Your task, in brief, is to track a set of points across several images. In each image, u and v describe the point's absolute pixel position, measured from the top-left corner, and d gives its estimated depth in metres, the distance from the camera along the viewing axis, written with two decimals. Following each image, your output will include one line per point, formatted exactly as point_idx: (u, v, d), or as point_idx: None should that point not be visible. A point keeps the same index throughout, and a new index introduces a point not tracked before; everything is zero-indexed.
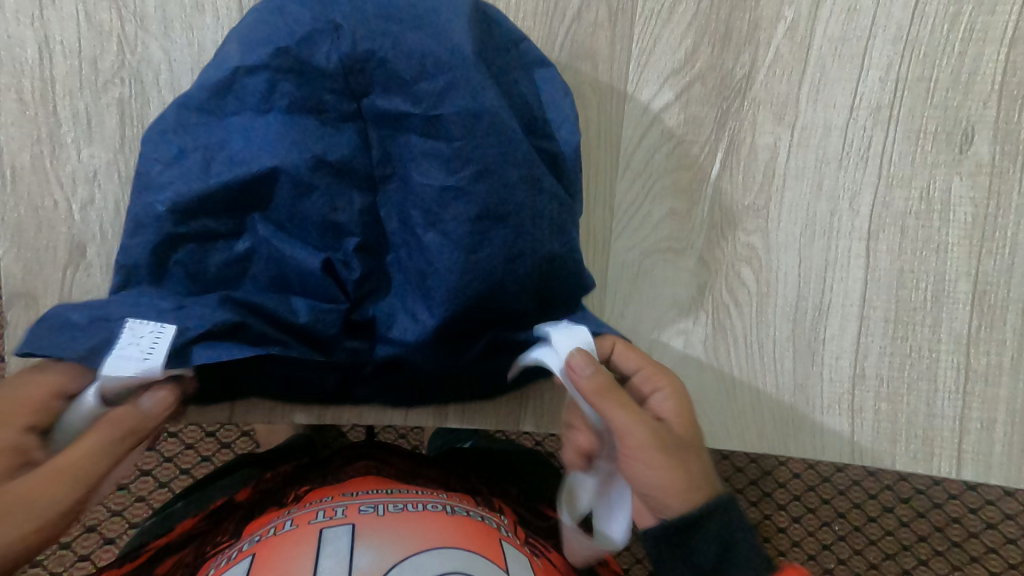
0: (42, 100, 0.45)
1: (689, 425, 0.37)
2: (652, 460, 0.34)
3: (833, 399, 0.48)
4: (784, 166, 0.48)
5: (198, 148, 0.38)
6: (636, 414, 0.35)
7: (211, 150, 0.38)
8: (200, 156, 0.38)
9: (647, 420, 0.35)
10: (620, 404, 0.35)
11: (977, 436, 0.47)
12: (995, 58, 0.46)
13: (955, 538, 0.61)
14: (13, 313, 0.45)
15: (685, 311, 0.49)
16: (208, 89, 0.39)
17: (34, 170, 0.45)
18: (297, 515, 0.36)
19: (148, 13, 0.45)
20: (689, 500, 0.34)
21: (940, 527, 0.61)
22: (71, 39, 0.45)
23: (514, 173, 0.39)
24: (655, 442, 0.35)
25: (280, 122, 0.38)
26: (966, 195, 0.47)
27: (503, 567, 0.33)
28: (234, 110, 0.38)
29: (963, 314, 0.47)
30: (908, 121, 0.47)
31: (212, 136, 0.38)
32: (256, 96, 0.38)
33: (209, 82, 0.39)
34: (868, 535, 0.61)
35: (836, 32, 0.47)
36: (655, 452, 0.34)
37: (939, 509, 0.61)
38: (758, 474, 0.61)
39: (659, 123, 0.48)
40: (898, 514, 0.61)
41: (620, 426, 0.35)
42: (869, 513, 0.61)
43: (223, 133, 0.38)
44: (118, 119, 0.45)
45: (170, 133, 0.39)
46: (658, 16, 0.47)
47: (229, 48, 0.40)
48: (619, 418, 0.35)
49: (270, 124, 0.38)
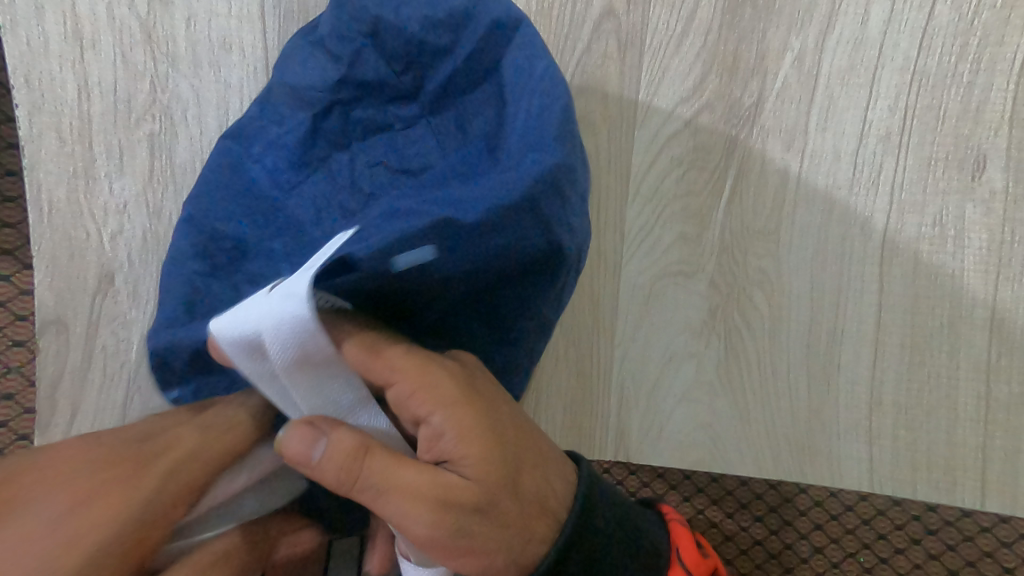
0: (79, 137, 0.47)
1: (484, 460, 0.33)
2: (450, 553, 0.32)
3: (850, 425, 0.48)
4: (795, 194, 0.48)
5: (258, 175, 0.43)
6: (411, 497, 0.32)
7: (307, 197, 0.42)
8: (295, 197, 0.42)
9: (434, 505, 0.32)
10: (387, 491, 0.32)
11: (1000, 466, 0.46)
12: (1004, 88, 0.46)
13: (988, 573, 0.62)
14: (45, 340, 0.47)
15: (696, 335, 0.49)
16: (262, 125, 0.44)
17: (68, 204, 0.47)
18: None
19: (179, 53, 0.48)
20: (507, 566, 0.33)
21: (972, 561, 0.62)
22: (107, 79, 0.47)
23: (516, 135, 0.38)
24: (467, 521, 0.32)
25: (370, 151, 0.43)
26: (980, 221, 0.46)
27: None
28: (285, 138, 0.43)
29: (981, 341, 0.46)
30: (918, 148, 0.47)
31: (269, 162, 0.43)
32: (334, 137, 0.43)
33: (282, 138, 0.43)
34: (897, 568, 0.62)
35: (843, 62, 0.47)
36: (475, 526, 0.32)
37: (972, 544, 0.62)
38: (748, 498, 0.63)
39: (668, 151, 0.49)
40: (926, 547, 0.62)
41: (397, 517, 0.32)
42: (897, 545, 0.63)
43: (281, 157, 0.43)
44: (148, 153, 0.48)
45: (227, 168, 0.43)
46: (667, 47, 0.49)
47: (273, 90, 0.44)
48: (420, 528, 0.32)
49: (357, 160, 0.43)
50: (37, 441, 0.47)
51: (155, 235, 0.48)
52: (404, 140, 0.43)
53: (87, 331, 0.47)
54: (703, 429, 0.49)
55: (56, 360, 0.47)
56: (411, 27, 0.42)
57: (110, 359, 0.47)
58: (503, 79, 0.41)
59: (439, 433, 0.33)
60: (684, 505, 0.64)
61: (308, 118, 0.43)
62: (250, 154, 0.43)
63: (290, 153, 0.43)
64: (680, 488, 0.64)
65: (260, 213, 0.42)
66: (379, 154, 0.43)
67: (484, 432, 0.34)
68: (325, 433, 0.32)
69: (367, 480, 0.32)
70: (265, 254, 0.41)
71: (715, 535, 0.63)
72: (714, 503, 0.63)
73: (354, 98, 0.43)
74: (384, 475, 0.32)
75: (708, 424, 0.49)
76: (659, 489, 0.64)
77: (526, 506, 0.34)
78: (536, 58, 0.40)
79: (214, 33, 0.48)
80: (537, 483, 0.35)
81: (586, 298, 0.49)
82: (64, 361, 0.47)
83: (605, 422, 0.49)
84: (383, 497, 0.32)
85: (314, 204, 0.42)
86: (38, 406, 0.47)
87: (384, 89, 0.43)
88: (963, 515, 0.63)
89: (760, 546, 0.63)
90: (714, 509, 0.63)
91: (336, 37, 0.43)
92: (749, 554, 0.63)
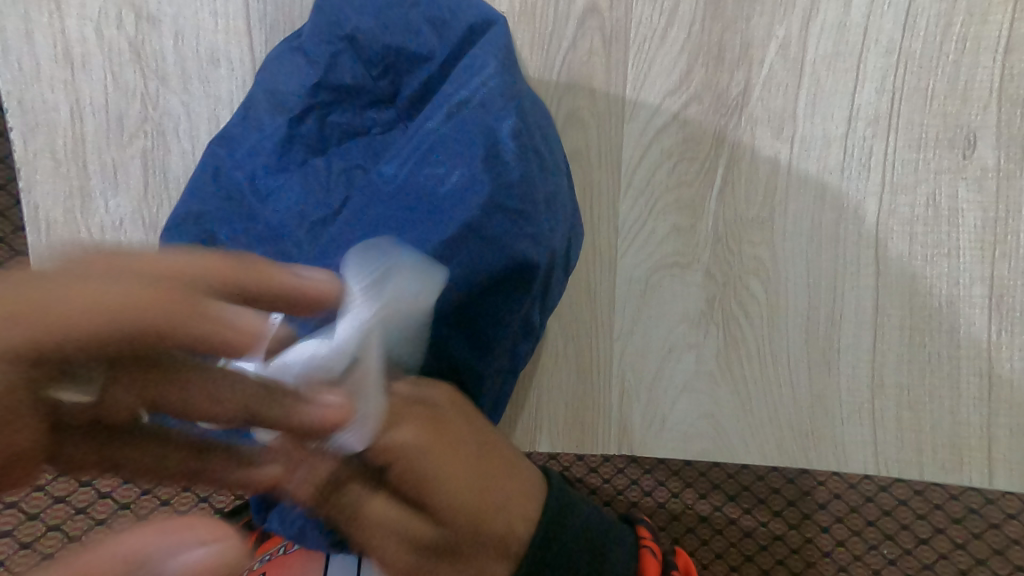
0: (74, 157, 0.47)
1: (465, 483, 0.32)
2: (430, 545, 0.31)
3: (853, 409, 0.48)
4: (786, 180, 0.48)
5: (235, 188, 0.43)
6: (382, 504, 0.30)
7: (282, 205, 0.42)
8: (271, 204, 0.42)
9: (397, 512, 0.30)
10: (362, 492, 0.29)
11: (1007, 443, 0.46)
12: (991, 65, 0.46)
13: (1016, 560, 0.62)
14: None
15: (694, 326, 0.49)
16: (244, 131, 0.44)
17: (66, 223, 0.47)
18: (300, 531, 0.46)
19: (169, 70, 0.48)
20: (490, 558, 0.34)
21: (998, 549, 0.62)
22: (99, 99, 0.48)
23: (477, 129, 0.40)
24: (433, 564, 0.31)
25: (345, 154, 0.43)
26: (974, 199, 0.47)
27: None
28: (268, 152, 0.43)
29: (981, 319, 0.46)
30: (908, 129, 0.47)
31: (246, 176, 0.43)
32: (313, 143, 0.43)
33: (262, 144, 0.43)
34: (922, 559, 0.62)
35: (828, 47, 0.48)
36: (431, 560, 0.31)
37: (997, 531, 0.62)
38: (765, 493, 0.63)
39: (656, 144, 0.49)
40: (951, 536, 0.62)
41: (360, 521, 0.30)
42: (920, 535, 0.62)
43: (259, 171, 0.43)
44: (141, 170, 0.48)
45: (212, 183, 0.43)
46: (651, 41, 0.49)
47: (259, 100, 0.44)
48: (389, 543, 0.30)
49: (333, 164, 0.43)
50: None
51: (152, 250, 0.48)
52: (382, 143, 0.43)
53: None
54: (707, 420, 0.49)
55: None
56: (390, 35, 0.43)
57: None
58: (447, 89, 0.42)
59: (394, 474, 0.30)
60: (701, 503, 0.63)
61: (286, 124, 0.43)
62: (231, 160, 0.43)
63: (268, 160, 0.43)
64: (696, 485, 0.64)
65: (235, 220, 0.42)
66: (355, 158, 0.43)
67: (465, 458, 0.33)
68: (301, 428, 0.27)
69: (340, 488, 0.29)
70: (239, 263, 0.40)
71: (734, 531, 0.63)
72: (731, 499, 0.63)
73: (331, 104, 0.43)
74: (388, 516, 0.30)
75: (712, 416, 0.49)
76: (675, 488, 0.64)
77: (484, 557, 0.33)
78: (483, 63, 0.42)
79: (202, 48, 0.48)
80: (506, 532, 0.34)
81: (583, 294, 0.49)
82: None
83: (607, 418, 0.49)
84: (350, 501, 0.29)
85: (290, 209, 0.41)
86: None
87: (361, 94, 0.44)
88: (987, 502, 0.62)
89: (780, 541, 0.63)
90: (731, 505, 0.63)
91: (316, 44, 0.43)
92: (769, 549, 0.63)
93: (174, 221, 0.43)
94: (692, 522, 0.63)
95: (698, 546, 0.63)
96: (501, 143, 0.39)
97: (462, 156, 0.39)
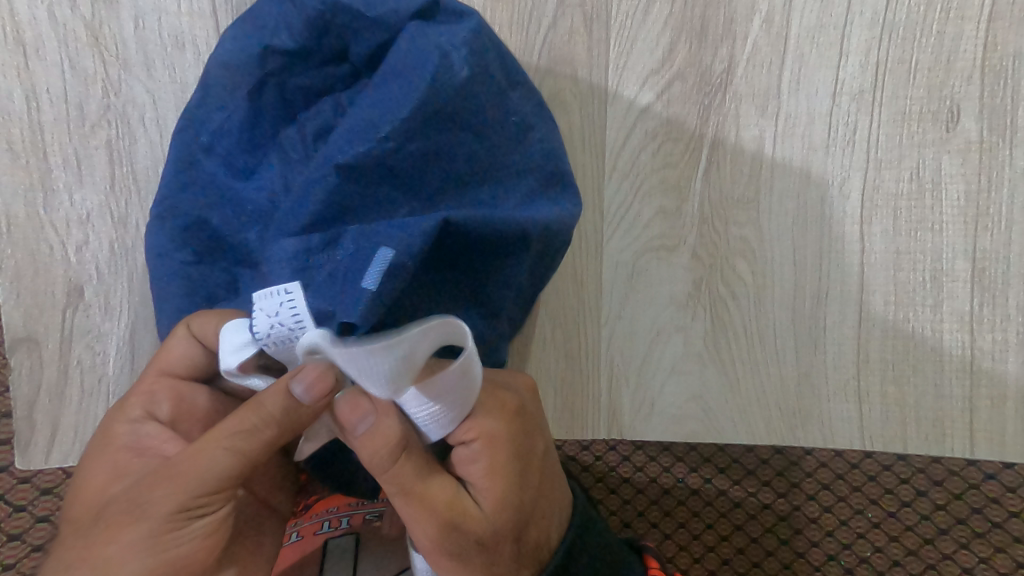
0: (32, 148, 0.45)
1: (504, 499, 0.35)
2: (463, 545, 0.35)
3: (838, 386, 0.48)
4: (772, 159, 0.48)
5: (218, 183, 0.42)
6: (439, 499, 0.34)
7: (264, 183, 0.42)
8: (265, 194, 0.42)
9: (445, 512, 0.34)
10: (440, 481, 0.35)
11: (988, 415, 0.47)
12: (975, 35, 0.46)
13: (994, 519, 0.63)
14: (17, 358, 0.46)
15: (682, 309, 0.49)
16: (221, 124, 0.42)
17: (27, 217, 0.45)
18: (302, 527, 0.47)
19: (131, 55, 0.46)
20: (514, 561, 0.36)
21: (977, 508, 0.63)
22: (56, 86, 0.45)
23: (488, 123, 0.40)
24: (467, 551, 0.35)
25: (315, 118, 0.42)
26: (958, 172, 0.46)
27: None
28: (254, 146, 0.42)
29: (964, 292, 0.47)
30: (892, 104, 0.47)
31: (225, 174, 0.42)
32: (300, 128, 0.42)
33: (245, 134, 0.42)
34: (904, 521, 0.63)
35: (811, 21, 0.47)
36: (461, 548, 0.35)
37: (976, 492, 0.63)
38: (754, 464, 0.64)
39: (642, 124, 0.48)
40: (932, 498, 0.63)
41: (410, 514, 0.34)
42: (903, 498, 0.63)
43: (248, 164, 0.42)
44: (107, 160, 0.46)
45: (196, 179, 0.42)
46: (633, 17, 0.48)
47: (222, 85, 0.42)
48: (424, 533, 0.34)
49: (306, 132, 0.42)
50: (19, 460, 0.47)
51: (122, 244, 0.46)
52: (350, 97, 0.42)
53: (59, 347, 0.46)
54: (696, 401, 0.49)
55: (29, 377, 0.46)
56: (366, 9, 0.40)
57: (87, 374, 0.46)
58: (394, 59, 0.40)
59: (477, 459, 0.36)
60: (692, 476, 0.64)
61: (248, 100, 0.42)
62: (207, 149, 0.43)
63: (239, 138, 0.42)
64: (686, 459, 0.64)
65: (224, 208, 0.42)
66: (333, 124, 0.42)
67: (536, 470, 0.37)
68: (371, 412, 0.33)
69: (397, 471, 0.34)
70: (244, 253, 0.42)
71: (724, 503, 0.64)
72: (721, 472, 0.64)
73: (288, 67, 0.41)
74: (448, 506, 0.34)
75: (701, 397, 0.49)
76: (665, 463, 0.64)
77: (519, 559, 0.36)
78: (444, 38, 0.40)
79: (165, 32, 0.46)
80: (530, 542, 0.37)
81: (569, 279, 0.49)
82: (39, 378, 0.46)
83: (597, 402, 0.49)
84: (416, 487, 0.34)
85: (275, 183, 0.42)
86: (16, 427, 0.46)
87: (344, 76, 0.42)
88: (967, 464, 0.64)
89: (768, 510, 0.63)
90: (721, 477, 0.64)
91: (281, 25, 0.41)
92: (757, 518, 0.63)
93: (171, 201, 0.42)
94: (684, 494, 0.64)
95: (690, 518, 0.64)
96: (481, 130, 0.41)
97: (443, 134, 0.39)
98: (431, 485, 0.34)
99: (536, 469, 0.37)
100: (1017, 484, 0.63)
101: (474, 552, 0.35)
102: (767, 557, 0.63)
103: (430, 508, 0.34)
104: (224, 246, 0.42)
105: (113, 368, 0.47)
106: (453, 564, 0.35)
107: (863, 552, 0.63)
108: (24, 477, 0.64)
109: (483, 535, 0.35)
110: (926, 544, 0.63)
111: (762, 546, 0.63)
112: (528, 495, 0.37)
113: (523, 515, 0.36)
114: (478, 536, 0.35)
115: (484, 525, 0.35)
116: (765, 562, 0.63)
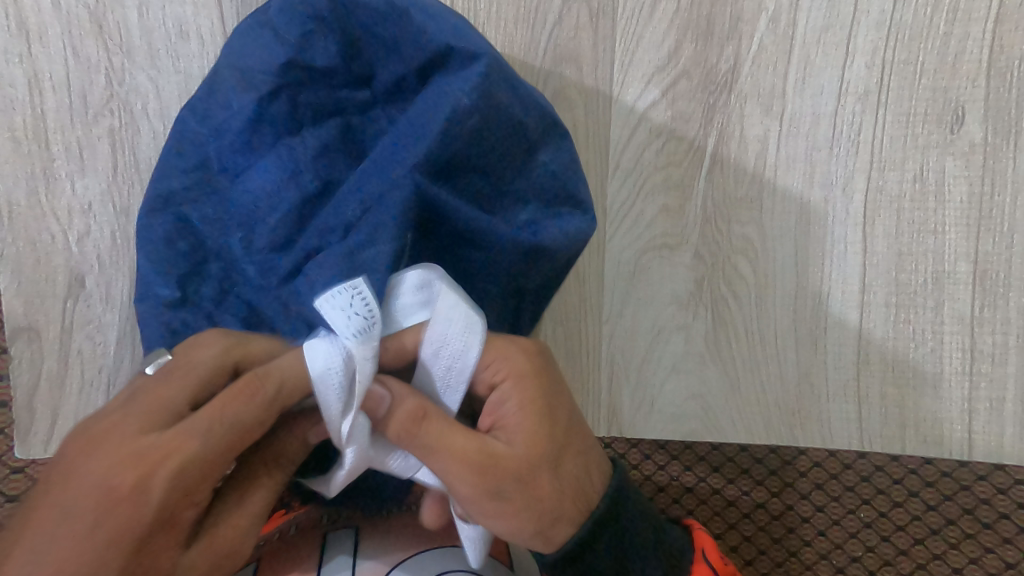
0: (35, 136, 0.45)
1: (534, 440, 0.35)
2: (503, 491, 0.34)
3: (838, 387, 0.48)
4: (775, 159, 0.48)
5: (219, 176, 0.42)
6: (469, 453, 0.34)
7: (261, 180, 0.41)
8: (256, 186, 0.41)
9: (478, 464, 0.34)
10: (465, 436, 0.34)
11: (986, 417, 0.47)
12: (981, 37, 0.46)
13: (985, 520, 0.63)
14: (17, 347, 0.46)
15: (684, 308, 0.49)
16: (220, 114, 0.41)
17: (29, 206, 0.45)
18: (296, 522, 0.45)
19: (135, 44, 0.46)
20: (555, 500, 0.36)
21: (970, 509, 0.63)
22: (59, 73, 0.45)
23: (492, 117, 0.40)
24: (507, 494, 0.34)
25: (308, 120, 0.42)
26: (961, 174, 0.46)
27: (534, 543, 0.36)
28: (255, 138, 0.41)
29: (965, 295, 0.47)
30: (896, 105, 0.47)
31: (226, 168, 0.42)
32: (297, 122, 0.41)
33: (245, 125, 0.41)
34: (897, 520, 0.63)
35: (818, 21, 0.47)
36: (503, 493, 0.34)
37: (968, 493, 0.63)
38: (749, 463, 0.64)
39: (646, 122, 0.48)
40: (924, 499, 0.63)
41: (445, 471, 0.34)
42: (896, 499, 0.63)
43: (248, 158, 0.41)
44: (109, 150, 0.46)
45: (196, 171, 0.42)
46: (638, 14, 0.47)
47: (224, 75, 0.41)
48: (464, 488, 0.34)
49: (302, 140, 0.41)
50: (18, 449, 0.47)
51: (123, 234, 0.46)
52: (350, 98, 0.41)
53: (59, 337, 0.46)
54: (695, 400, 0.49)
55: (29, 366, 0.46)
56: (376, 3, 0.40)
57: (87, 364, 0.46)
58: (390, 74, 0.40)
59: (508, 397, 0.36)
60: (687, 475, 0.64)
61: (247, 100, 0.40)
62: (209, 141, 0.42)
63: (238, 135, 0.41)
64: (682, 458, 0.64)
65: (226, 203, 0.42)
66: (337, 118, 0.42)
67: (559, 412, 0.37)
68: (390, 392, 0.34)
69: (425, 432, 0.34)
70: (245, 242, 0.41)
71: (718, 501, 0.64)
72: (715, 470, 0.64)
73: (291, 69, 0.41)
74: (479, 454, 0.34)
75: (700, 395, 0.49)
76: (660, 461, 0.64)
77: (558, 494, 0.36)
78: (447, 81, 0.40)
79: (169, 22, 0.46)
80: (568, 477, 0.36)
81: (571, 277, 0.49)
82: (39, 367, 0.46)
83: (597, 400, 0.50)
84: (443, 446, 0.34)
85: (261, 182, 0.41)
86: (16, 416, 0.46)
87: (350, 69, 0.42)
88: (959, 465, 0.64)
89: (762, 509, 0.64)
90: (715, 476, 0.64)
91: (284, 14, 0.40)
92: (751, 518, 0.64)
93: (173, 192, 0.42)
94: (680, 492, 0.64)
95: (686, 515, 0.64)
96: None
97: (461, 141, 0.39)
98: (461, 442, 0.34)
99: (566, 404, 0.37)
100: (1008, 486, 0.63)
101: (515, 494, 0.34)
102: (761, 556, 0.64)
103: (462, 460, 0.34)
104: (226, 241, 0.42)
105: (114, 358, 0.46)
106: (498, 514, 0.35)
107: (853, 552, 0.64)
108: (19, 468, 0.64)
109: (520, 476, 0.35)
110: (919, 544, 0.63)
111: (755, 545, 0.64)
112: (558, 434, 0.36)
113: (556, 454, 0.36)
114: (515, 477, 0.34)
115: (518, 466, 0.35)
116: (759, 561, 0.64)
